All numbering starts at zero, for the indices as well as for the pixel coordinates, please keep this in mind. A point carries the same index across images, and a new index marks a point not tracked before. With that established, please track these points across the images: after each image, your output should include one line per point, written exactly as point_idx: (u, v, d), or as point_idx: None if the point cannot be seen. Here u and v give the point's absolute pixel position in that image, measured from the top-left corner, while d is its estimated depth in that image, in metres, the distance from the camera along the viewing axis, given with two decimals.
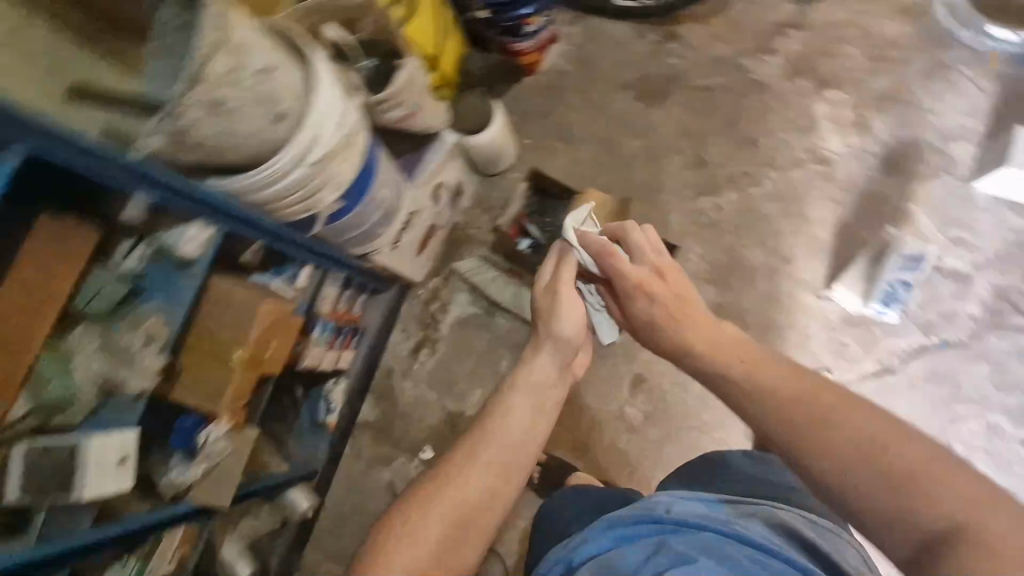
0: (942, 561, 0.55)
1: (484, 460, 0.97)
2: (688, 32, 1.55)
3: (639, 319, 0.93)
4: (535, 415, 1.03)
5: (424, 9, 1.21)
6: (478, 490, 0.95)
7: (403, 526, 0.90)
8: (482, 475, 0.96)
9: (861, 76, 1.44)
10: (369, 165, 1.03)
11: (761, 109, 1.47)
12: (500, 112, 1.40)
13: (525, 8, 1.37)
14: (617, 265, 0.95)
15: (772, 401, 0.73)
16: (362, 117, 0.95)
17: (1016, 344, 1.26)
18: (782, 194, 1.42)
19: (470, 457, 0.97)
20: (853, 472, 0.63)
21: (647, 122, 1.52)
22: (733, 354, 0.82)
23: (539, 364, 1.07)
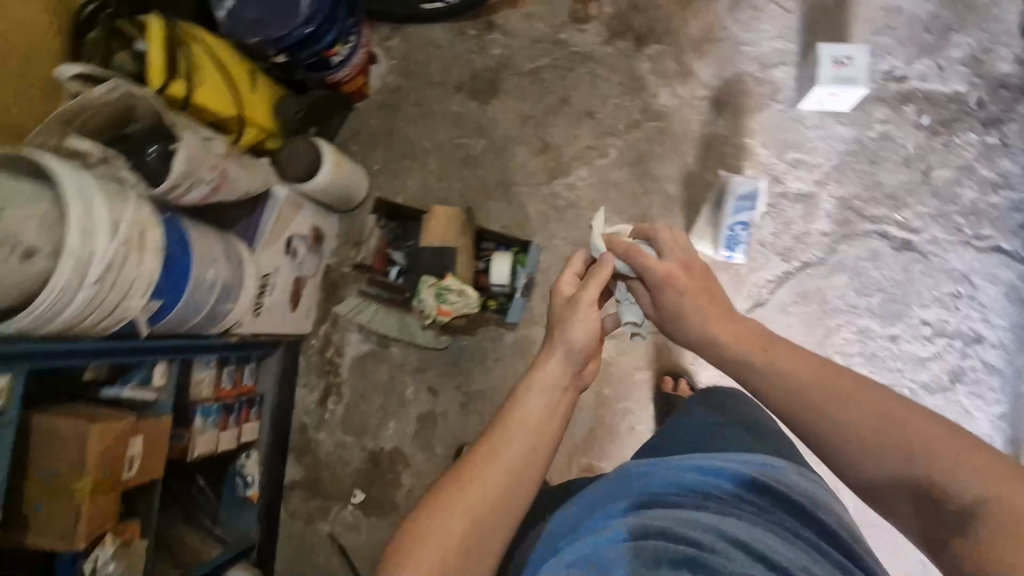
0: (971, 532, 0.59)
1: (509, 453, 0.84)
2: (504, 20, 1.54)
3: (669, 315, 0.89)
4: (558, 405, 0.90)
5: (212, 73, 1.18)
6: (501, 486, 0.81)
7: (424, 531, 0.77)
8: (503, 470, 0.82)
9: (675, 23, 1.45)
10: (181, 253, 1.02)
11: (591, 79, 1.48)
12: (330, 152, 1.38)
13: (327, 39, 1.31)
14: (674, 254, 0.92)
15: (798, 386, 0.75)
16: (150, 212, 0.94)
17: (868, 248, 1.31)
18: (628, 158, 1.44)
19: (492, 453, 0.84)
20: (888, 439, 0.68)
21: (486, 119, 1.53)
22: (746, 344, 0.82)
23: (556, 353, 0.93)
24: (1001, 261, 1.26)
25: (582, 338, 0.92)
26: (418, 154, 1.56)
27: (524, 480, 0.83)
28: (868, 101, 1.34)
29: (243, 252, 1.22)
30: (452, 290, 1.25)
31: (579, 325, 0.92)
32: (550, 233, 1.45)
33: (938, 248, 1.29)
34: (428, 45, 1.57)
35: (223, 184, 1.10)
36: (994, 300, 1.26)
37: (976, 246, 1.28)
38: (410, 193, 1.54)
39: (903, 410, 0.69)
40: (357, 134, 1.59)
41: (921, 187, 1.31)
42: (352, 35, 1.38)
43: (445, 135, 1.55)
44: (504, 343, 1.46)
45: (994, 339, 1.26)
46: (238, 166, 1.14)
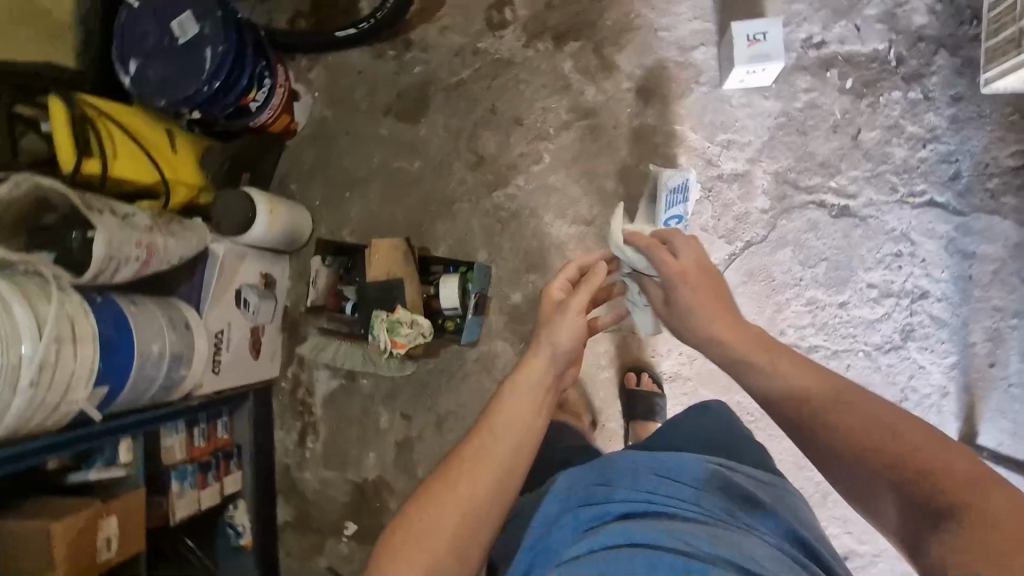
0: (948, 532, 0.58)
1: (499, 445, 0.86)
2: (421, 36, 1.52)
3: (682, 309, 0.95)
4: (538, 403, 0.94)
5: (125, 142, 1.18)
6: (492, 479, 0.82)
7: (415, 525, 0.77)
8: (494, 460, 0.84)
9: (591, 17, 1.43)
10: (121, 335, 1.02)
11: (516, 84, 1.47)
12: (264, 200, 1.38)
13: (242, 84, 1.29)
14: (688, 254, 0.98)
15: (792, 386, 0.78)
16: (76, 303, 0.94)
17: (807, 219, 1.32)
18: (563, 161, 1.44)
19: (481, 445, 0.86)
20: (863, 437, 0.69)
21: (419, 138, 1.51)
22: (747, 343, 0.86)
23: (539, 359, 0.99)
24: (938, 215, 1.27)
25: (568, 335, 1.01)
26: (357, 184, 1.54)
27: (514, 468, 0.85)
28: (790, 71, 1.34)
29: (190, 316, 1.24)
30: (402, 322, 1.27)
31: (558, 327, 1.02)
32: (497, 247, 1.46)
33: (874, 210, 1.30)
34: (351, 72, 1.56)
35: (152, 258, 1.09)
36: (935, 255, 1.27)
37: (911, 203, 1.28)
38: (355, 224, 1.54)
39: (889, 418, 0.69)
40: (293, 170, 1.58)
41: (852, 152, 1.31)
42: (266, 79, 1.35)
43: (381, 160, 1.53)
44: (469, 361, 1.48)
45: (939, 293, 1.27)
46: (166, 236, 1.13)
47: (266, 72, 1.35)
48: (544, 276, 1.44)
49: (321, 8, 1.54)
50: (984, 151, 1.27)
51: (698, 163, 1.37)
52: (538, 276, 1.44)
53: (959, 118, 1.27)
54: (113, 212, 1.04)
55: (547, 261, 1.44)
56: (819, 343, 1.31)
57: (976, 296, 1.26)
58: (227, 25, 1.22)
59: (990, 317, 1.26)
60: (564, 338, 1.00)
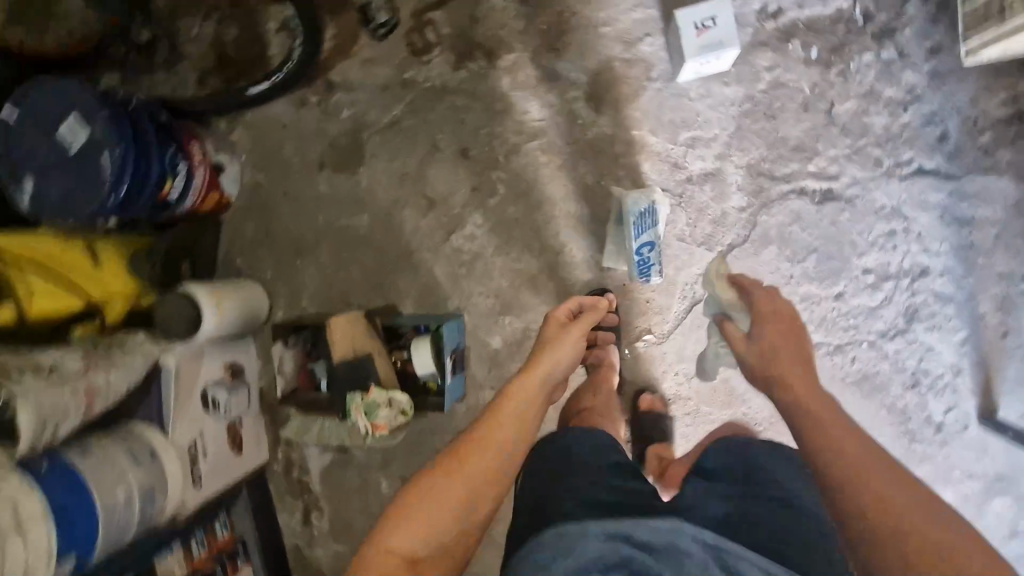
0: None
1: (493, 447, 0.93)
2: (341, 75, 1.36)
3: (756, 347, 1.00)
4: (537, 409, 1.02)
5: (40, 277, 1.09)
6: (482, 479, 0.90)
7: (417, 507, 0.85)
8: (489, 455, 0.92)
9: (522, 25, 1.29)
10: (75, 498, 0.96)
11: (454, 113, 1.33)
12: (207, 295, 1.27)
13: (155, 168, 1.15)
14: (769, 298, 1.05)
15: (841, 434, 0.80)
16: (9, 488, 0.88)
17: (790, 210, 1.22)
18: (519, 189, 1.33)
19: (480, 444, 0.93)
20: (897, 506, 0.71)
21: (363, 190, 1.39)
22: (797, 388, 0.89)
23: (535, 376, 1.04)
24: (929, 184, 1.17)
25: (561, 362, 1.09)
26: (307, 248, 1.44)
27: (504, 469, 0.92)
28: (748, 50, 1.20)
29: (155, 440, 1.18)
30: (379, 404, 1.21)
31: (549, 354, 1.09)
32: (467, 292, 1.38)
33: (860, 189, 1.19)
34: (275, 126, 1.41)
35: (95, 401, 1.02)
36: (931, 227, 1.18)
37: (899, 175, 1.18)
38: (313, 292, 1.45)
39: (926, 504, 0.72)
40: (236, 242, 1.47)
41: (828, 129, 1.19)
42: (180, 163, 1.23)
43: (326, 221, 1.42)
44: (459, 413, 1.42)
45: (940, 267, 1.19)
46: (106, 371, 1.05)
47: (178, 155, 1.22)
48: (521, 315, 1.36)
49: (227, 63, 1.39)
50: (971, 105, 1.16)
51: (664, 167, 1.26)
52: (514, 316, 1.36)
53: (940, 73, 1.16)
54: (35, 368, 0.96)
55: (521, 298, 1.36)
56: (819, 339, 1.24)
57: (980, 264, 1.18)
58: (117, 120, 1.08)
59: (996, 283, 1.18)
60: (557, 370, 1.07)
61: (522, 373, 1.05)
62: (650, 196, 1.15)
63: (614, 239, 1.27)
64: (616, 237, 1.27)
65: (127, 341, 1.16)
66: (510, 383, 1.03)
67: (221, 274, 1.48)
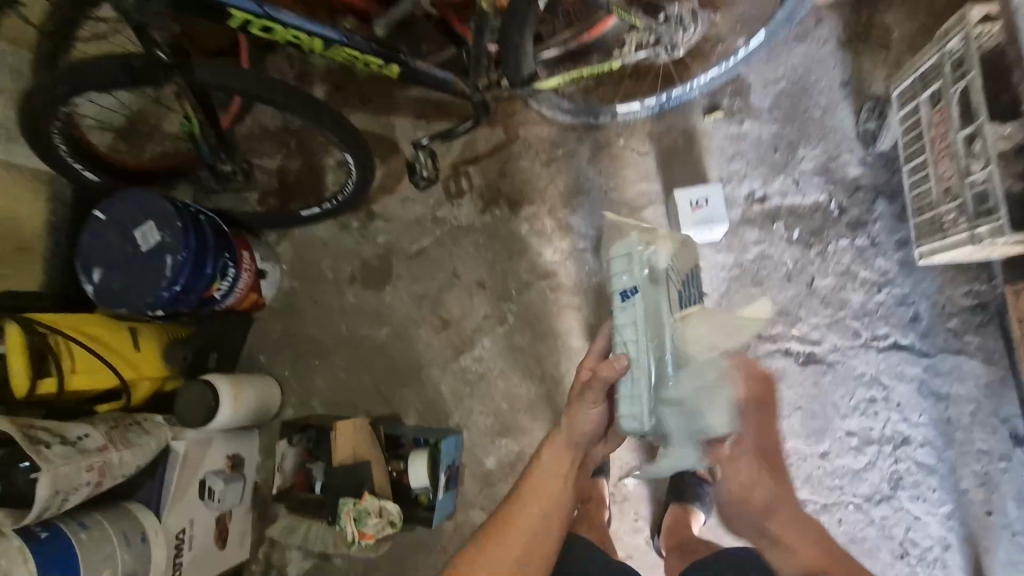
0: None
1: (547, 496, 1.03)
2: (384, 208, 1.56)
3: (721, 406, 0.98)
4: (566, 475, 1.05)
5: (88, 357, 1.18)
6: (552, 506, 1.02)
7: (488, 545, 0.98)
8: (551, 499, 1.02)
9: (543, 185, 1.49)
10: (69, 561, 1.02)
11: (475, 249, 1.51)
12: (227, 384, 1.37)
13: (211, 266, 1.31)
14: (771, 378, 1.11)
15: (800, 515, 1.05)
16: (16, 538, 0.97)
17: (776, 368, 1.31)
18: (527, 320, 1.46)
19: (540, 497, 1.02)
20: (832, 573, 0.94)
21: (385, 305, 1.53)
22: (762, 500, 1.04)
23: (561, 440, 1.06)
24: (906, 358, 1.26)
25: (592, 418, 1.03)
26: (324, 352, 1.55)
27: (563, 491, 1.03)
28: (737, 224, 1.37)
29: (148, 523, 1.19)
30: (369, 513, 1.23)
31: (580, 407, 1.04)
32: (467, 409, 1.44)
33: (841, 354, 1.29)
34: (317, 244, 1.59)
35: (107, 476, 1.09)
36: (908, 398, 1.25)
37: (877, 347, 1.28)
38: (323, 394, 1.53)
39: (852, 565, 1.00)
40: (261, 337, 1.59)
41: (809, 299, 1.32)
42: (229, 268, 1.38)
43: (348, 328, 1.54)
44: (445, 534, 1.40)
45: (920, 438, 1.24)
46: (122, 449, 1.12)
47: (231, 261, 1.38)
48: (518, 437, 1.41)
49: (290, 189, 1.59)
50: (939, 291, 1.27)
51: None
52: (511, 439, 1.41)
53: (909, 262, 1.29)
54: (64, 440, 1.03)
55: (519, 421, 1.42)
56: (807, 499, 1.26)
57: (958, 438, 1.22)
58: (186, 233, 1.24)
59: (977, 460, 1.21)
60: (583, 429, 1.04)
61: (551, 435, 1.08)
62: (690, 262, 1.02)
63: (630, 318, 0.94)
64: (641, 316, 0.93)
65: (149, 422, 1.24)
66: (540, 453, 1.08)
67: (243, 366, 1.58)
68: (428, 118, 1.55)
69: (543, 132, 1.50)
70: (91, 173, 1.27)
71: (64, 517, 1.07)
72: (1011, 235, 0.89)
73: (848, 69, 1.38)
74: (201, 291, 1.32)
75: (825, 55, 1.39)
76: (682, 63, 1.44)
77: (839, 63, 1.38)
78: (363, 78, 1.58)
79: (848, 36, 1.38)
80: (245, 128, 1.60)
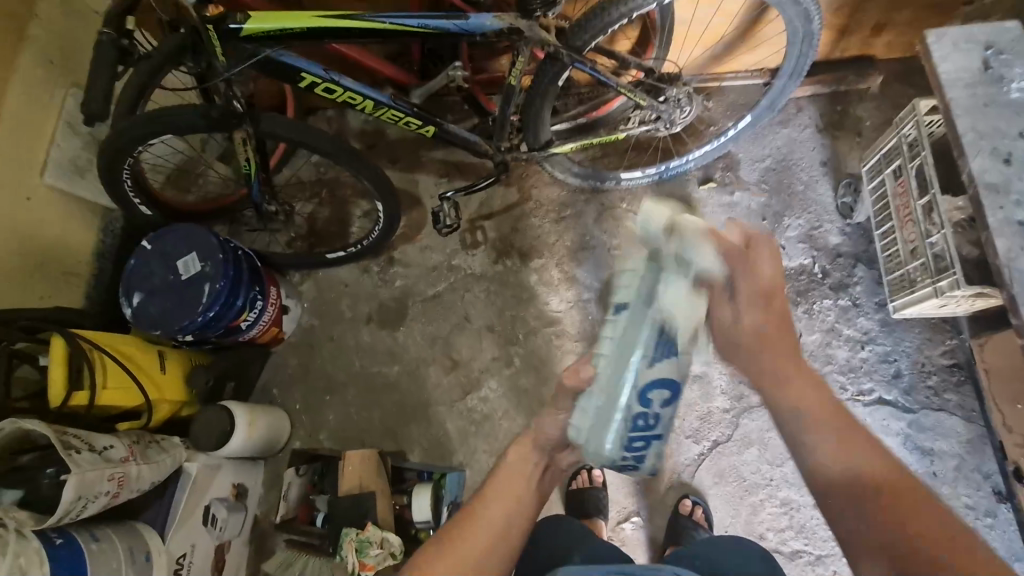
0: None
1: (511, 496, 0.85)
2: (403, 254, 1.69)
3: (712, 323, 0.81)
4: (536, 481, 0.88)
5: (118, 376, 1.24)
6: (515, 512, 0.84)
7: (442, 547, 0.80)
8: (511, 502, 0.85)
9: (552, 240, 1.63)
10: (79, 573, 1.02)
11: (487, 296, 1.61)
12: (242, 412, 1.42)
13: (241, 299, 1.40)
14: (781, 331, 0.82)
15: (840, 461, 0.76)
16: (32, 541, 0.98)
17: (768, 418, 1.38)
18: (533, 364, 1.54)
19: (498, 498, 0.85)
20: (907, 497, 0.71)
21: (398, 344, 1.62)
22: (835, 425, 0.77)
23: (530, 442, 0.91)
24: (890, 412, 1.34)
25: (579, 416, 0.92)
26: (336, 388, 1.61)
27: (528, 496, 0.86)
28: None
29: (152, 542, 1.18)
30: (372, 542, 1.23)
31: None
32: (471, 448, 1.50)
33: None
34: (337, 285, 1.70)
35: (124, 488, 1.11)
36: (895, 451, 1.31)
37: (863, 401, 1.35)
38: (332, 429, 1.58)
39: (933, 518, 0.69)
40: (276, 370, 1.65)
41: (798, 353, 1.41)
42: (258, 300, 1.47)
43: (361, 366, 1.62)
44: None
45: None
46: (141, 464, 1.16)
47: (259, 295, 1.48)
48: None
49: (318, 234, 1.72)
50: (917, 350, 1.36)
51: None
52: None
53: (889, 322, 1.39)
54: (91, 448, 1.08)
55: None
56: (799, 548, 1.30)
57: (944, 493, 1.27)
58: (226, 264, 1.34)
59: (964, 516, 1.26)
60: (553, 432, 0.88)
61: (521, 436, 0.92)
62: None
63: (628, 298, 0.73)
64: (629, 322, 0.72)
65: (167, 440, 1.28)
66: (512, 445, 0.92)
67: (255, 399, 1.63)
68: (450, 177, 1.72)
69: (554, 194, 1.66)
70: (145, 207, 1.40)
71: (77, 528, 1.09)
72: (965, 289, 1.02)
73: (826, 151, 1.56)
74: (230, 321, 1.40)
75: (805, 138, 1.57)
76: (679, 139, 1.62)
77: (819, 145, 1.56)
78: (394, 140, 1.76)
79: (824, 124, 1.58)
80: (284, 176, 1.75)
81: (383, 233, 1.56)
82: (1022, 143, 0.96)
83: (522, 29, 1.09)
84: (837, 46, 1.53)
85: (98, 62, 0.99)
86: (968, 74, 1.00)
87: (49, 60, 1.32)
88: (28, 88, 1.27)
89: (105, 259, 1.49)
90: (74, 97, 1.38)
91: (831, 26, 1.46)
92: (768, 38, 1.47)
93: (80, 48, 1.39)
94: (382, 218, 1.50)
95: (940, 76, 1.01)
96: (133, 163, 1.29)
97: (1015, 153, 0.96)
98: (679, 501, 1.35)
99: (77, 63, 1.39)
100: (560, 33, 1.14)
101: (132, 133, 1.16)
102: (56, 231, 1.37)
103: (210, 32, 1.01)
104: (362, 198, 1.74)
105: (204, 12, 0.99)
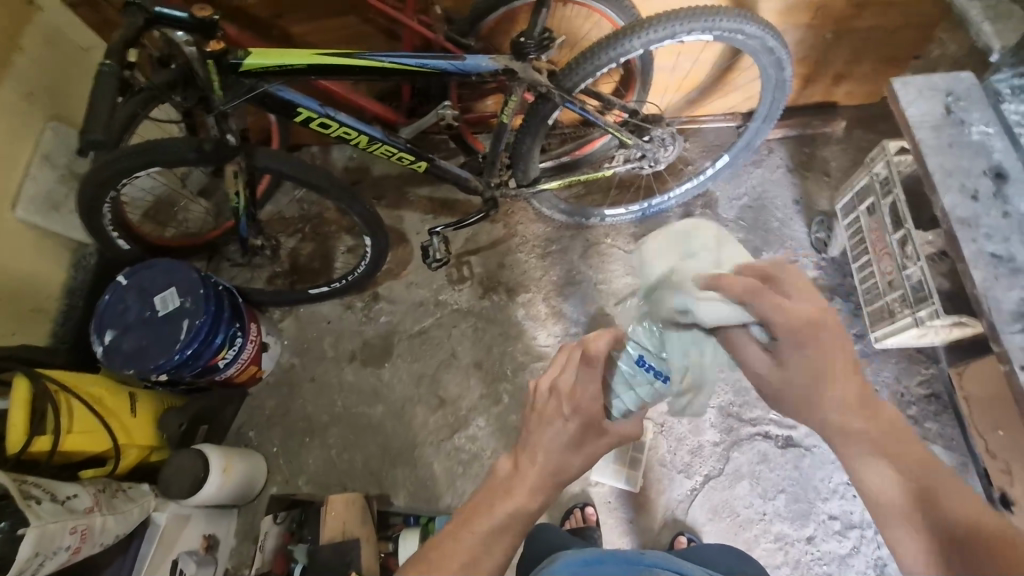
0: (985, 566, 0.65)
1: (493, 535, 0.71)
2: (389, 289, 1.67)
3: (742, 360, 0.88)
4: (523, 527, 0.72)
5: (85, 419, 1.16)
6: (500, 556, 0.70)
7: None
8: (490, 546, 0.70)
9: (539, 275, 1.64)
10: None
11: (473, 331, 1.60)
12: (216, 456, 1.34)
13: (220, 337, 1.35)
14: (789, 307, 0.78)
15: (925, 492, 0.72)
16: None
17: (757, 450, 1.38)
18: (522, 399, 1.52)
19: (473, 539, 0.70)
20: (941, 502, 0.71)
21: (382, 382, 1.58)
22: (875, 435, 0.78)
23: (532, 462, 0.74)
24: None
25: (603, 444, 0.77)
26: (317, 429, 1.55)
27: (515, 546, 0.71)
28: None
29: None
30: None
31: None
32: (460, 488, 1.46)
33: (816, 439, 1.38)
34: (320, 322, 1.66)
35: (87, 542, 1.02)
36: None
37: None
38: (311, 473, 1.51)
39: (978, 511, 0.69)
40: (252, 412, 1.58)
41: None
42: (238, 338, 1.42)
43: (345, 405, 1.56)
44: None
45: None
46: (106, 514, 1.07)
47: (239, 331, 1.42)
48: None
49: (300, 269, 1.69)
50: (896, 380, 1.41)
51: None
52: None
53: (867, 352, 1.44)
54: (53, 497, 1.01)
55: None
56: None
57: None
58: (206, 299, 1.30)
59: None
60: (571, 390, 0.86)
61: (521, 455, 0.75)
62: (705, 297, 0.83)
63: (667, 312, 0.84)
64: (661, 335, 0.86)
65: (135, 489, 1.19)
66: (507, 468, 0.75)
67: (230, 443, 1.56)
68: (436, 214, 1.73)
69: (540, 230, 1.69)
70: (123, 241, 1.36)
71: None
72: (944, 317, 1.07)
73: (798, 190, 1.63)
74: (208, 360, 1.35)
75: (778, 177, 1.65)
76: (660, 178, 1.68)
77: (791, 184, 1.64)
78: (380, 177, 1.77)
79: (795, 164, 1.66)
80: (268, 211, 1.73)
81: (367, 267, 1.53)
82: (986, 180, 1.03)
83: (515, 70, 1.14)
84: (803, 93, 1.63)
85: (98, 93, 0.91)
86: (933, 118, 1.08)
87: (29, 92, 1.30)
88: (7, 120, 1.24)
89: (74, 295, 1.43)
90: (52, 131, 1.35)
91: (798, 76, 1.56)
92: (740, 85, 1.57)
93: (63, 82, 1.38)
94: (370, 251, 1.47)
95: (908, 118, 1.08)
96: (116, 196, 1.25)
97: (981, 189, 1.03)
98: (674, 539, 1.32)
99: (58, 99, 1.37)
100: (550, 75, 1.18)
101: (118, 165, 1.14)
102: (25, 266, 1.31)
103: (210, 65, 1.01)
104: (347, 234, 1.73)
105: (204, 47, 0.99)
